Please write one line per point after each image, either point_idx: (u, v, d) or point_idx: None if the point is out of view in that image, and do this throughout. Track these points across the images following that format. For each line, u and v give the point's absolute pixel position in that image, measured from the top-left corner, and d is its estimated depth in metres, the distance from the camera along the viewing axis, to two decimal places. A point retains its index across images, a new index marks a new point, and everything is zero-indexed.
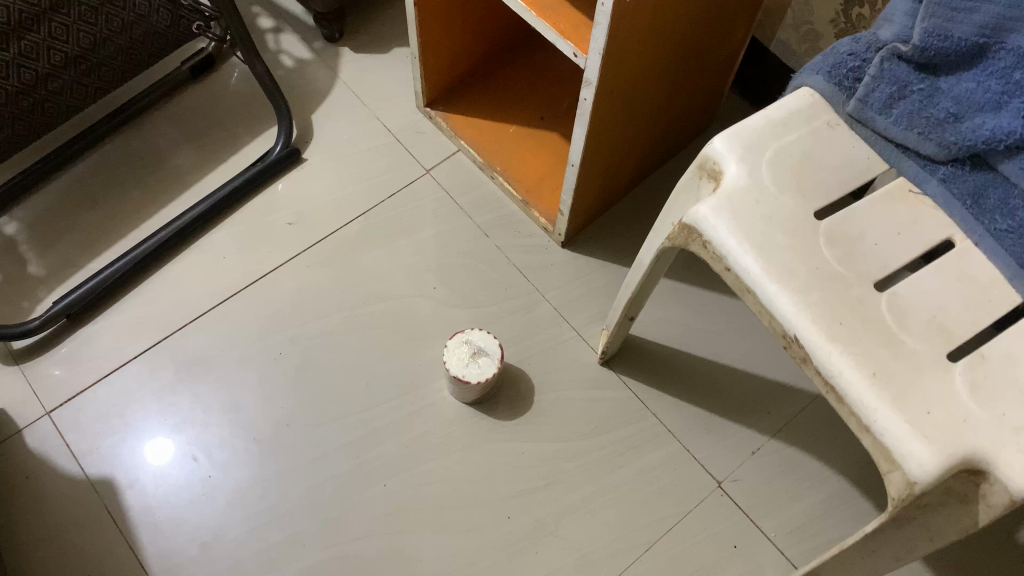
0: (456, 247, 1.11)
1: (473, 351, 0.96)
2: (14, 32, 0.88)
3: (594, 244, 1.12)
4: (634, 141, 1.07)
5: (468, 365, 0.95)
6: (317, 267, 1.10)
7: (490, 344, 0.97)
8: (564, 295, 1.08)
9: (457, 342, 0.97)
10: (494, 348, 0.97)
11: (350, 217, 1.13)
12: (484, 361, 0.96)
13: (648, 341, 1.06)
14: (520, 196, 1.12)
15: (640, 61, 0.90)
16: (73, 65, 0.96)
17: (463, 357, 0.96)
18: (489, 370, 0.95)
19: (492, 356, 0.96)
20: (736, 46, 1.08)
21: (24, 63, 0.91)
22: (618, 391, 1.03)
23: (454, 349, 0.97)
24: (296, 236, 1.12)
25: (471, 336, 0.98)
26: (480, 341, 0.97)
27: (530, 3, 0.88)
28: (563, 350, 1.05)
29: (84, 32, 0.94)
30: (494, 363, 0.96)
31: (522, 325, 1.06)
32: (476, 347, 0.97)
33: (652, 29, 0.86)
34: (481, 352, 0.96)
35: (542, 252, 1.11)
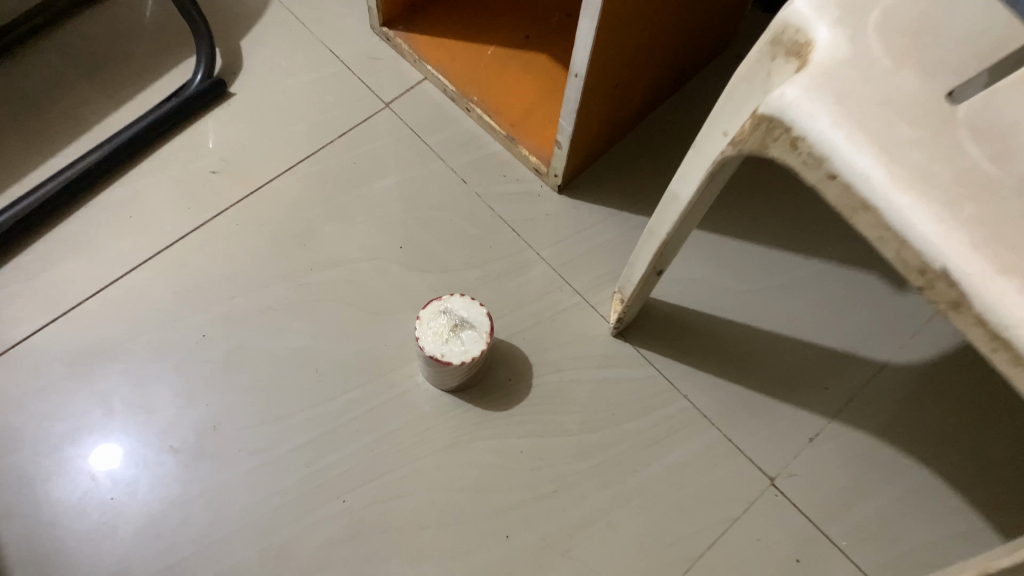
0: (426, 197, 0.88)
1: (453, 324, 0.74)
2: None
3: (598, 187, 0.90)
4: (647, 55, 0.85)
5: (445, 343, 0.73)
6: (250, 226, 0.86)
7: (478, 314, 0.75)
8: (564, 253, 0.86)
9: (429, 311, 0.75)
10: (483, 319, 0.74)
11: (290, 163, 0.90)
12: (468, 337, 0.73)
13: (671, 306, 0.84)
14: (503, 131, 0.90)
15: None
16: None
17: (440, 332, 0.74)
18: (475, 348, 0.73)
19: (479, 332, 0.74)
20: None
21: None
22: (638, 369, 0.81)
23: (427, 322, 0.74)
24: (221, 189, 0.88)
25: (449, 304, 0.75)
26: (464, 310, 0.75)
27: None
28: (565, 319, 0.83)
29: None
30: (483, 338, 0.73)
31: (513, 290, 0.84)
32: (456, 318, 0.74)
33: None
34: (464, 325, 0.74)
35: (533, 201, 0.89)
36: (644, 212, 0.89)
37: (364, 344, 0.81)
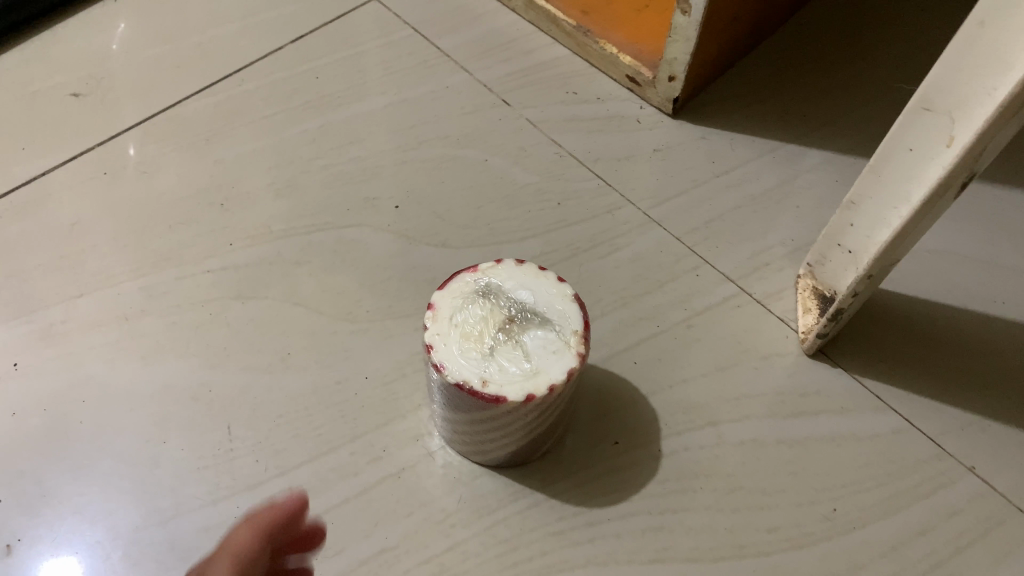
0: (441, 128, 0.51)
1: (503, 318, 0.33)
2: None
3: (737, 105, 0.52)
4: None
5: (490, 359, 0.32)
6: (126, 177, 0.48)
7: (554, 298, 0.34)
8: (692, 213, 0.48)
9: (449, 292, 0.34)
10: (568, 308, 0.34)
11: (207, 81, 0.53)
12: (538, 345, 0.33)
13: (909, 301, 0.45)
14: (573, 21, 0.53)
15: None
16: None
17: (475, 335, 0.33)
18: (555, 369, 0.32)
19: (563, 336, 0.33)
20: None
21: None
22: (865, 416, 0.41)
23: (445, 314, 0.34)
24: (86, 118, 0.51)
25: (490, 279, 0.35)
26: (523, 290, 0.34)
27: None
28: (710, 327, 0.44)
29: None
30: (570, 349, 0.33)
31: (608, 279, 0.45)
32: (509, 307, 0.34)
33: None
34: (527, 321, 0.33)
35: (627, 130, 0.51)
36: (823, 145, 0.50)
37: (323, 378, 0.41)
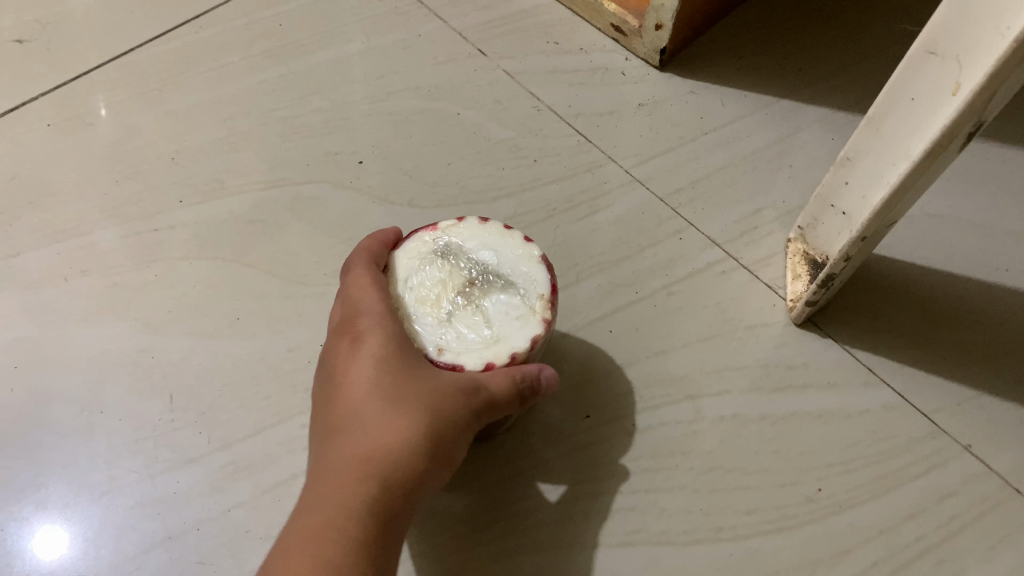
0: (412, 79, 0.47)
1: (462, 281, 0.30)
2: None
3: (730, 58, 0.49)
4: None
5: (446, 326, 0.30)
6: (70, 128, 0.45)
7: (520, 258, 0.31)
8: (677, 173, 0.45)
9: (405, 253, 0.32)
10: (534, 271, 0.31)
11: (162, 27, 0.49)
12: (500, 312, 0.30)
13: (907, 268, 0.42)
14: None
15: None
16: None
17: (432, 300, 0.30)
18: (518, 336, 0.30)
19: (527, 299, 0.30)
20: None
21: None
22: (855, 391, 0.38)
23: (400, 277, 0.31)
24: (29, 66, 0.47)
25: (450, 239, 0.32)
26: (486, 250, 0.32)
27: None
28: (692, 294, 0.41)
29: None
30: (535, 314, 0.30)
31: (585, 242, 0.42)
32: (469, 269, 0.31)
33: None
34: (488, 284, 0.31)
35: (610, 83, 0.48)
36: (820, 102, 0.47)
37: (275, 344, 0.38)
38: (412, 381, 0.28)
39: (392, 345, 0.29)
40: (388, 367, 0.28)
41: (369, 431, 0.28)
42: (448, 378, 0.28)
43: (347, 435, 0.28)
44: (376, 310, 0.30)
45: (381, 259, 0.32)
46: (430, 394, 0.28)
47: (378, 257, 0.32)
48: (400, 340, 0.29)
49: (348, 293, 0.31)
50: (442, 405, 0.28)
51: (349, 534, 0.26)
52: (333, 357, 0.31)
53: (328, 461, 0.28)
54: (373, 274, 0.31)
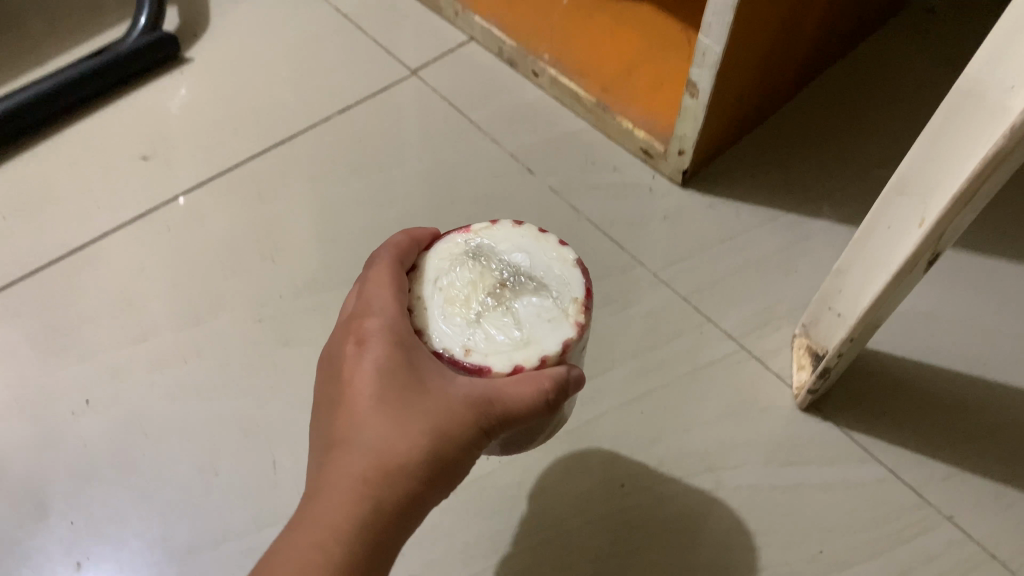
0: (472, 192, 0.56)
1: (492, 285, 0.33)
2: None
3: (743, 176, 0.57)
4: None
5: (477, 323, 0.32)
6: (186, 231, 0.54)
7: (552, 262, 0.34)
8: (698, 275, 0.52)
9: (436, 263, 0.35)
10: (563, 276, 0.34)
11: (262, 146, 0.58)
12: (529, 311, 0.33)
13: (897, 361, 0.49)
14: (593, 96, 0.58)
15: None
16: None
17: (463, 308, 0.33)
18: (545, 337, 0.32)
19: (559, 303, 0.33)
20: None
21: None
22: (853, 467, 0.45)
23: (435, 277, 0.34)
24: (152, 180, 0.56)
25: (483, 242, 0.35)
26: (518, 255, 0.35)
27: None
28: (712, 380, 0.48)
29: None
30: (566, 317, 0.33)
31: (619, 333, 0.50)
32: (500, 275, 0.34)
33: None
34: (520, 288, 0.33)
35: (640, 196, 0.56)
36: (821, 214, 0.55)
37: None
38: (421, 398, 0.30)
39: (405, 355, 0.31)
40: (400, 379, 0.30)
41: (371, 447, 0.29)
42: (453, 395, 0.30)
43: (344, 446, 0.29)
44: (387, 319, 0.31)
45: (397, 261, 0.34)
46: (434, 411, 0.30)
47: (396, 259, 0.34)
48: (399, 356, 0.31)
49: (363, 295, 0.33)
50: (446, 423, 0.29)
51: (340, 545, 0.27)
52: (338, 358, 0.32)
53: (327, 467, 0.29)
54: (390, 278, 0.33)
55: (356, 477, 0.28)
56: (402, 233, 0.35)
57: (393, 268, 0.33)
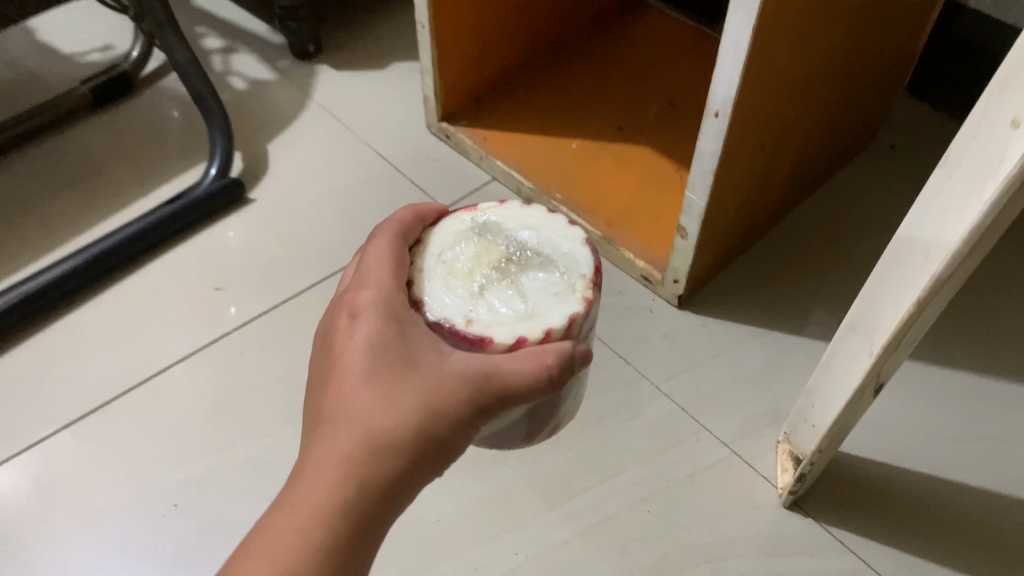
0: None
1: (501, 259, 0.41)
2: None
3: (732, 298, 0.66)
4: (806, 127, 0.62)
5: (486, 292, 0.40)
6: (254, 354, 0.63)
7: (563, 242, 0.43)
8: (694, 387, 0.61)
9: (455, 233, 0.43)
10: (565, 253, 0.42)
11: (317, 277, 0.68)
12: (533, 283, 0.40)
13: (868, 463, 0.56)
14: (600, 229, 0.68)
15: None
16: None
17: (473, 272, 0.41)
18: (546, 304, 0.40)
19: (566, 280, 0.41)
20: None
21: None
22: (830, 558, 0.52)
23: (452, 249, 0.42)
24: (225, 309, 0.66)
25: (494, 222, 0.43)
26: (529, 232, 0.43)
27: None
28: (708, 482, 0.56)
29: None
30: (573, 294, 0.40)
31: (627, 441, 0.58)
32: (511, 248, 0.42)
33: None
34: (526, 263, 0.41)
35: (643, 317, 0.65)
36: (800, 332, 0.63)
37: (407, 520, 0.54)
38: (409, 371, 0.36)
39: (400, 327, 0.37)
40: (392, 350, 0.37)
41: (364, 407, 0.35)
42: (440, 370, 0.36)
43: (338, 417, 0.35)
44: (380, 298, 0.38)
45: (400, 236, 0.41)
46: (421, 385, 0.36)
47: (399, 237, 0.41)
48: (386, 333, 0.37)
49: (361, 274, 0.39)
50: (432, 392, 0.36)
51: (337, 499, 0.34)
52: (336, 332, 0.38)
53: (325, 432, 0.35)
54: (392, 254, 0.40)
55: (350, 441, 0.35)
56: (412, 208, 0.43)
57: (390, 251, 0.40)
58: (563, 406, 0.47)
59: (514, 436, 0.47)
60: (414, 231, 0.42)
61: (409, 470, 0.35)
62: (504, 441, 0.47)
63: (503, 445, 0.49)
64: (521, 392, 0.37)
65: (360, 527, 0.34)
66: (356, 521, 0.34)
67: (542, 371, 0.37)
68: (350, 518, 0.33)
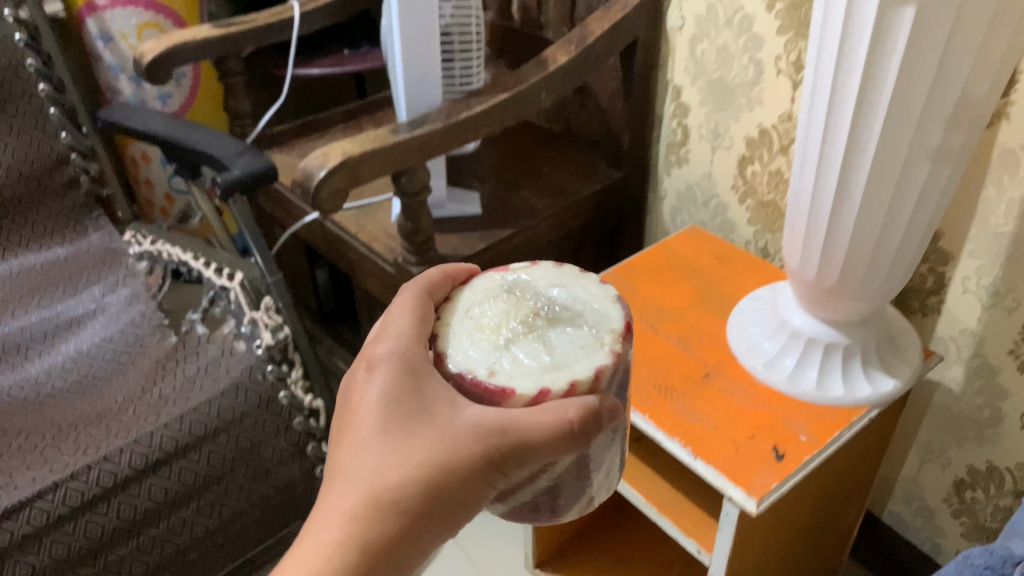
0: None
1: (527, 314, 0.47)
2: (136, 529, 0.98)
3: None
4: None
5: (508, 347, 0.46)
6: None
7: (597, 302, 0.49)
8: None
9: (489, 289, 0.51)
10: (590, 307, 0.48)
11: None
12: (558, 338, 0.46)
13: None
14: None
15: (765, 560, 0.86)
16: (197, 543, 1.05)
17: (500, 325, 0.47)
18: (570, 359, 0.45)
19: (594, 334, 0.46)
20: (850, 528, 1.05)
21: (146, 555, 1.00)
22: None
23: (477, 309, 0.49)
24: None
25: (519, 281, 0.51)
26: (559, 290, 0.50)
27: (633, 484, 0.86)
28: None
29: (198, 523, 1.04)
30: (604, 347, 0.46)
31: None
32: (539, 304, 0.48)
33: (779, 531, 0.84)
34: (551, 317, 0.47)
35: None
36: None
37: None
38: (417, 429, 0.48)
39: (407, 375, 0.50)
40: (403, 401, 0.49)
41: (376, 456, 0.49)
42: (447, 425, 0.47)
43: (354, 463, 0.50)
44: (395, 353, 0.51)
45: (425, 291, 0.53)
46: (431, 442, 0.48)
47: (422, 293, 0.53)
48: (389, 391, 0.50)
49: (385, 329, 0.53)
50: (441, 451, 0.47)
51: (343, 535, 0.47)
52: (358, 389, 0.53)
53: (346, 474, 0.49)
54: (414, 308, 0.52)
55: (362, 489, 0.48)
56: (445, 269, 0.56)
57: (412, 307, 0.52)
58: (604, 477, 0.52)
59: (546, 502, 0.51)
60: (442, 287, 0.54)
61: (414, 513, 0.48)
62: (533, 508, 0.51)
63: (535, 513, 0.52)
64: (541, 440, 0.44)
65: (362, 556, 0.47)
66: (366, 553, 0.47)
67: (562, 423, 0.43)
68: (363, 557, 0.47)
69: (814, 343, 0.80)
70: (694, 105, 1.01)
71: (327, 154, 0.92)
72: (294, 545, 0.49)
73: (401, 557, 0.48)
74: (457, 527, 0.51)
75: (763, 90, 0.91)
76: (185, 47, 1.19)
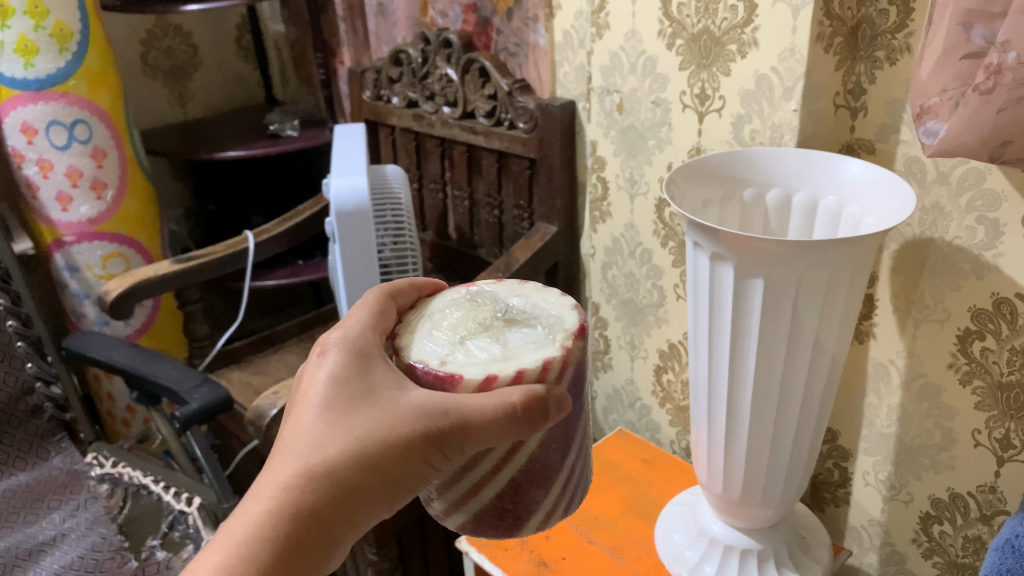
0: None
1: (484, 318, 0.51)
2: None
3: None
4: None
5: (463, 346, 0.49)
6: None
7: (554, 308, 0.52)
8: None
9: (453, 300, 0.55)
10: (546, 312, 0.52)
11: None
12: (513, 338, 0.49)
13: None
14: None
15: None
16: None
17: (458, 325, 0.51)
18: (522, 354, 0.48)
19: (548, 333, 0.49)
20: None
21: None
22: None
23: (439, 317, 0.53)
24: None
25: (483, 292, 0.55)
26: (520, 299, 0.54)
27: None
28: None
29: None
30: (554, 343, 0.48)
31: None
32: (496, 309, 0.52)
33: None
34: (507, 321, 0.51)
35: None
36: None
37: None
38: (358, 411, 0.51)
39: (360, 361, 0.54)
40: (351, 383, 0.53)
41: (316, 433, 0.51)
42: (392, 407, 0.49)
43: (295, 437, 0.52)
44: (344, 342, 0.55)
45: (389, 296, 0.59)
46: (372, 423, 0.50)
47: (385, 294, 0.59)
48: (337, 376, 0.53)
49: (343, 321, 0.58)
50: (381, 432, 0.49)
51: (277, 504, 0.49)
52: (309, 370, 0.56)
53: (286, 448, 0.52)
54: (373, 304, 0.58)
55: (298, 463, 0.50)
56: (412, 280, 0.61)
57: (369, 310, 0.57)
58: (557, 481, 0.53)
59: (507, 502, 0.52)
60: (406, 296, 0.60)
61: (348, 486, 0.50)
62: (496, 515, 0.52)
63: (495, 520, 0.53)
64: (481, 423, 0.45)
65: (294, 526, 0.49)
66: (295, 522, 0.49)
67: (506, 406, 0.45)
68: (297, 523, 0.49)
69: (730, 549, 0.86)
70: (612, 320, 1.14)
71: (277, 392, 1.00)
72: (235, 513, 0.51)
73: (331, 527, 0.50)
74: (395, 506, 0.52)
75: (667, 311, 1.03)
76: (152, 280, 1.28)
